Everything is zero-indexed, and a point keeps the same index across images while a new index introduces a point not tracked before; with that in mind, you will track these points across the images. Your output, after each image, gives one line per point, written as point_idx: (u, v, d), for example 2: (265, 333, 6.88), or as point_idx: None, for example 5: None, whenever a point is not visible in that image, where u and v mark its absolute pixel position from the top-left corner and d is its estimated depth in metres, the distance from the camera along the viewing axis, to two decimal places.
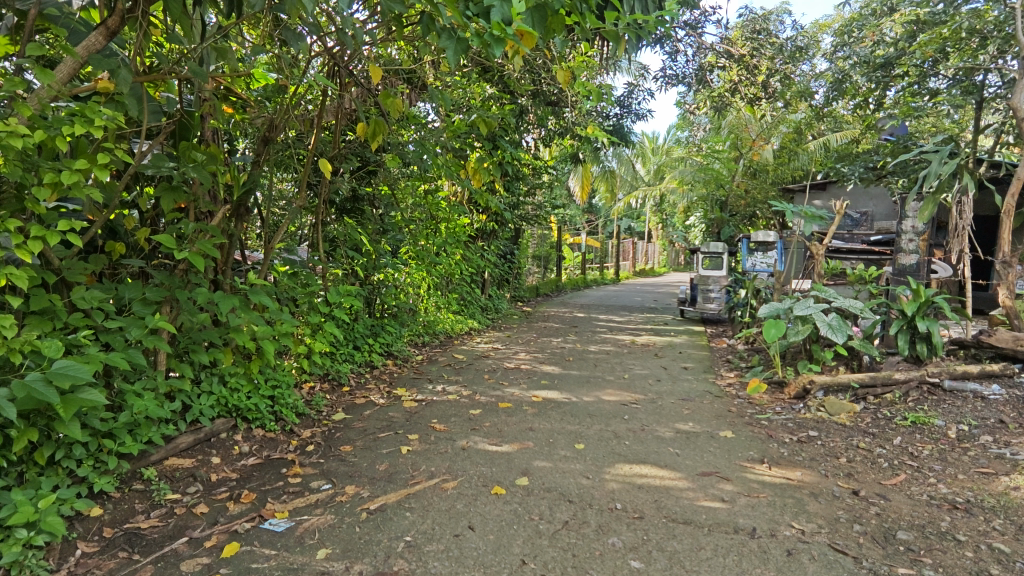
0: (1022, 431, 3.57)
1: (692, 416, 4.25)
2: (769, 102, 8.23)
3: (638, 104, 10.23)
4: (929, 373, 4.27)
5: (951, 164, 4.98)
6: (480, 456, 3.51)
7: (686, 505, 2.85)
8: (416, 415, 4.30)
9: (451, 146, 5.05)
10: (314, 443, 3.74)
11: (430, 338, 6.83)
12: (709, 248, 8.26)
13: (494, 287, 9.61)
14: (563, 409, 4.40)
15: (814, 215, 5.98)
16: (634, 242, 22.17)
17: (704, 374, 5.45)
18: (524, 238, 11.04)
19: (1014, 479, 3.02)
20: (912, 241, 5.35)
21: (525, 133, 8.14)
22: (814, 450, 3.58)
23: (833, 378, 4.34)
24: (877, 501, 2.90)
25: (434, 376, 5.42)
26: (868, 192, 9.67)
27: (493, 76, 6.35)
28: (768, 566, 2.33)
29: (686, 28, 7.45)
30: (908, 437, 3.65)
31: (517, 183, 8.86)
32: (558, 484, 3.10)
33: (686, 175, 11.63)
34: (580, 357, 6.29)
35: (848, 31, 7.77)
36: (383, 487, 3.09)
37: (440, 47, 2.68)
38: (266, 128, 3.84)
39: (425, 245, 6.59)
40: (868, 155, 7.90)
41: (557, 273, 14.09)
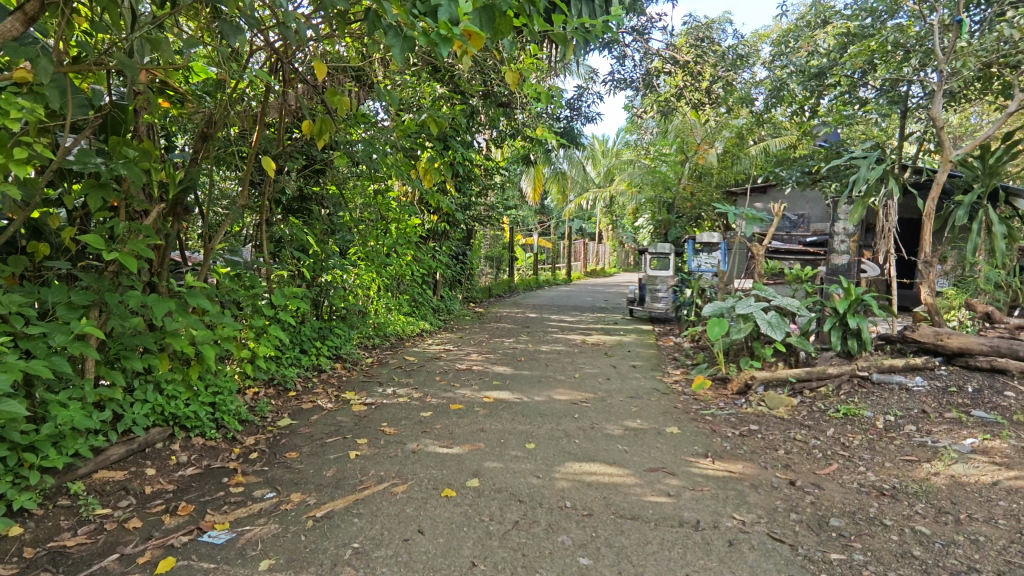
0: (942, 421, 3.81)
1: (640, 413, 4.33)
2: (713, 107, 8.50)
3: (588, 107, 10.40)
4: (859, 367, 4.50)
5: (877, 169, 5.40)
6: (430, 458, 3.48)
7: (633, 501, 2.91)
8: (365, 419, 4.22)
9: (401, 146, 4.97)
10: (258, 451, 3.61)
11: (381, 340, 6.73)
12: (657, 248, 8.48)
13: (445, 288, 9.54)
14: (514, 409, 4.41)
15: (755, 217, 6.19)
16: (585, 243, 22.51)
17: (651, 372, 5.58)
18: (476, 239, 10.99)
19: (934, 465, 3.22)
20: (844, 242, 5.62)
21: (477, 133, 8.10)
22: (755, 443, 3.71)
23: (772, 374, 4.52)
24: (812, 490, 3.04)
25: (385, 378, 5.33)
26: (804, 194, 10.14)
27: (443, 76, 6.28)
28: (711, 557, 2.40)
29: (633, 34, 7.67)
30: (840, 429, 3.84)
31: (469, 183, 8.79)
32: (509, 484, 3.11)
33: (635, 178, 11.87)
34: (531, 357, 6.33)
35: (785, 41, 8.18)
36: (331, 493, 3.02)
37: (386, 45, 2.60)
38: (206, 125, 3.68)
39: (374, 245, 6.49)
40: (804, 160, 8.26)
41: (510, 274, 14.12)
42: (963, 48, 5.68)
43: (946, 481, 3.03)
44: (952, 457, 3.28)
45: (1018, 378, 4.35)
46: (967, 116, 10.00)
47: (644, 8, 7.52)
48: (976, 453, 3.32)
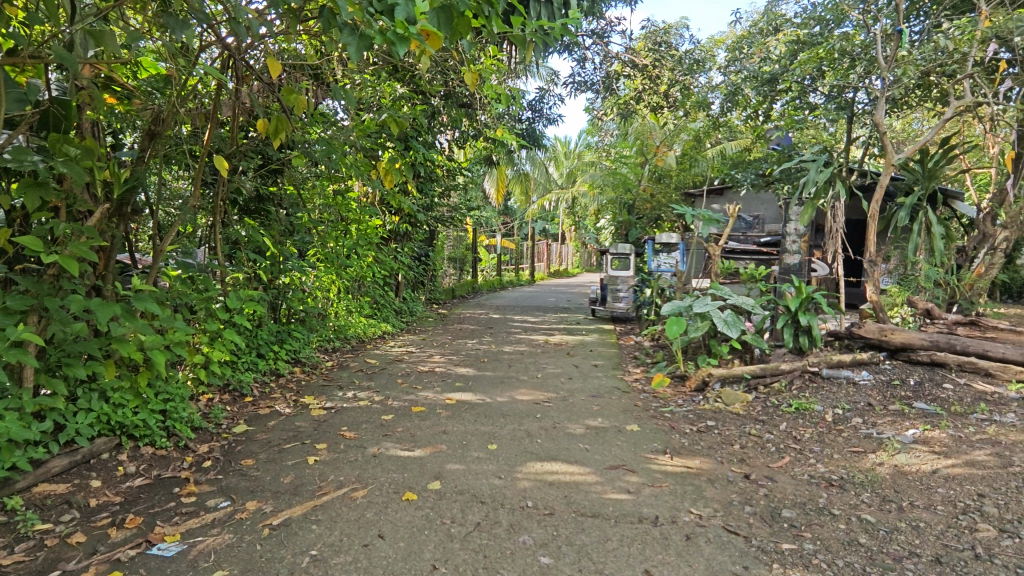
0: (887, 413, 3.97)
1: (601, 412, 4.39)
2: (671, 110, 8.66)
3: (549, 108, 10.48)
4: (810, 363, 4.66)
5: (824, 172, 5.63)
6: (391, 462, 3.44)
7: (594, 499, 2.94)
8: (324, 423, 4.15)
9: (360, 146, 4.90)
10: (212, 458, 3.51)
11: (341, 342, 6.61)
12: (617, 249, 8.53)
13: (408, 290, 9.44)
14: (476, 411, 4.40)
15: (712, 218, 6.32)
16: (548, 243, 22.61)
17: (612, 371, 5.65)
18: (439, 240, 10.91)
19: (879, 456, 3.36)
20: (796, 242, 5.81)
21: (439, 134, 8.06)
22: (711, 439, 3.80)
23: (728, 371, 4.64)
24: (765, 483, 3.13)
25: (345, 382, 5.24)
26: (759, 196, 10.45)
27: (403, 76, 6.22)
28: (669, 552, 2.45)
29: (593, 37, 7.78)
30: (792, 423, 3.97)
31: (431, 184, 8.71)
32: (470, 486, 3.10)
33: (596, 179, 12.00)
34: (494, 358, 6.32)
35: (739, 48, 8.34)
36: (288, 500, 2.95)
37: (341, 42, 2.53)
38: (153, 122, 3.54)
39: (334, 247, 6.38)
40: (759, 163, 8.51)
41: (474, 275, 14.09)
42: (903, 57, 5.94)
43: (890, 470, 3.17)
44: (895, 447, 3.44)
45: (955, 371, 4.60)
46: (908, 121, 10.47)
47: (604, 11, 7.63)
48: (917, 443, 3.48)
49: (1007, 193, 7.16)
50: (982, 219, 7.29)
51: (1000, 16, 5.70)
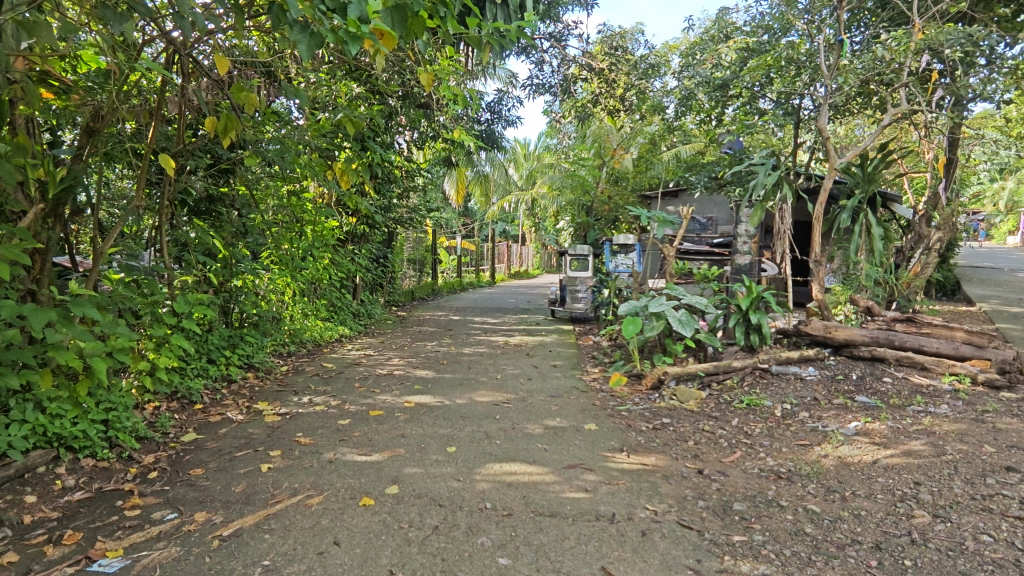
0: (831, 407, 4.14)
1: (559, 411, 4.42)
2: (627, 113, 8.82)
3: (508, 111, 10.52)
4: (760, 360, 4.82)
5: (772, 175, 5.85)
6: (348, 467, 3.38)
7: (552, 498, 2.96)
8: (279, 430, 4.04)
9: (315, 145, 4.80)
10: (158, 469, 3.37)
11: (297, 346, 6.46)
12: (575, 250, 8.59)
13: (366, 292, 9.30)
14: (435, 413, 4.37)
15: (667, 220, 6.43)
16: (509, 245, 22.64)
17: (571, 371, 5.70)
18: (397, 241, 10.78)
19: (823, 448, 3.50)
20: (746, 243, 6.00)
21: (397, 135, 7.98)
22: (667, 436, 3.88)
23: (682, 369, 4.75)
24: (718, 477, 3.22)
25: (300, 387, 5.12)
26: (712, 198, 10.73)
27: (360, 75, 6.13)
28: (625, 548, 2.49)
29: (551, 40, 7.84)
30: (744, 418, 4.09)
31: (389, 185, 8.59)
32: (429, 489, 3.08)
33: (554, 181, 12.05)
34: (453, 360, 6.28)
35: (691, 53, 8.53)
36: (239, 510, 2.86)
37: (291, 40, 2.46)
38: (93, 118, 3.36)
39: (288, 249, 6.23)
40: (711, 166, 8.65)
41: (433, 277, 13.98)
42: (845, 66, 6.19)
43: (834, 462, 3.31)
44: (839, 439, 3.59)
45: (893, 365, 4.80)
46: (851, 128, 10.92)
47: (561, 15, 7.70)
48: (859, 435, 3.64)
49: (941, 196, 7.57)
50: (918, 221, 7.69)
51: (932, 29, 6.02)
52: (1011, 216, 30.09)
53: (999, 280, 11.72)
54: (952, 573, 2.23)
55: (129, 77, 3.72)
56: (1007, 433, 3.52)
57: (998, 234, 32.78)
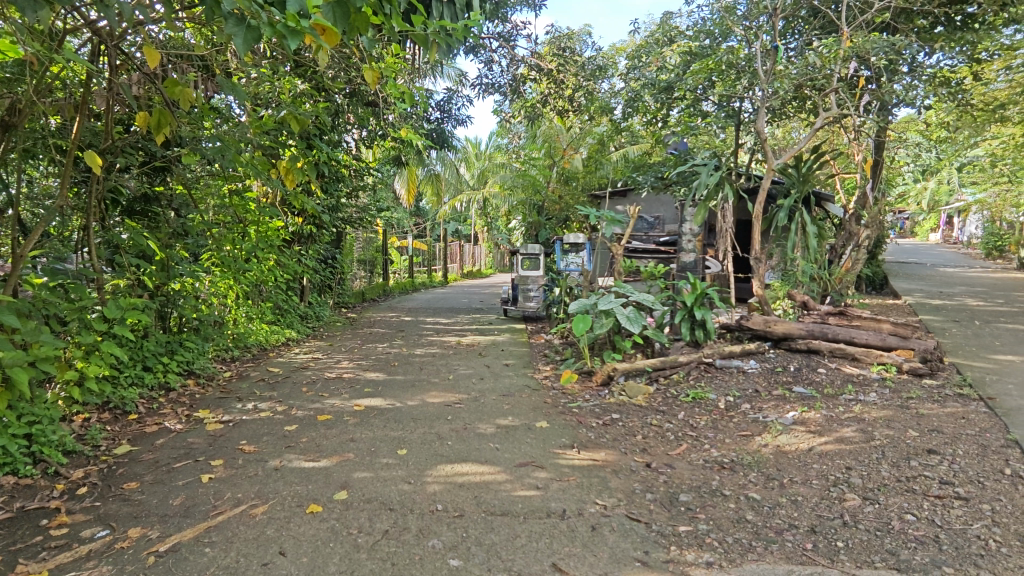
0: (771, 399, 4.31)
1: (511, 411, 4.43)
2: (577, 114, 8.94)
3: (458, 110, 10.44)
4: (705, 355, 4.97)
5: (714, 175, 6.06)
6: (294, 474, 3.29)
7: (503, 497, 2.97)
8: (221, 438, 3.89)
9: (258, 143, 4.64)
10: (88, 485, 3.18)
11: (241, 352, 6.23)
12: (527, 250, 8.61)
13: (314, 294, 9.08)
14: (385, 416, 4.30)
15: (614, 219, 6.45)
16: (461, 245, 22.54)
17: (523, 370, 5.73)
18: (346, 242, 10.56)
19: (764, 438, 3.64)
20: (691, 242, 6.18)
21: (345, 133, 7.81)
22: (616, 431, 3.96)
23: (631, 365, 4.84)
24: (665, 470, 3.30)
25: (245, 394, 4.94)
26: (658, 198, 10.98)
27: (306, 72, 5.98)
28: (575, 543, 2.52)
29: (499, 39, 7.85)
30: (689, 412, 4.21)
31: (337, 184, 8.40)
32: (379, 493, 3.03)
33: (506, 181, 12.08)
34: (405, 361, 6.22)
35: (638, 56, 8.71)
36: (177, 524, 2.74)
37: (225, 33, 2.35)
38: (8, 113, 3.25)
39: (231, 250, 6.00)
40: (658, 166, 8.84)
41: (384, 277, 13.76)
42: (781, 72, 6.47)
43: (772, 451, 3.45)
44: (777, 429, 3.74)
45: (827, 356, 5.03)
46: (788, 130, 11.41)
47: (509, 16, 7.72)
48: (796, 424, 3.81)
49: (869, 196, 8.01)
50: (849, 220, 8.12)
51: (859, 38, 6.36)
52: (933, 215, 32.15)
53: (922, 274, 12.50)
54: (881, 552, 2.37)
55: (50, 68, 3.51)
56: (928, 418, 3.75)
57: (921, 231, 34.95)
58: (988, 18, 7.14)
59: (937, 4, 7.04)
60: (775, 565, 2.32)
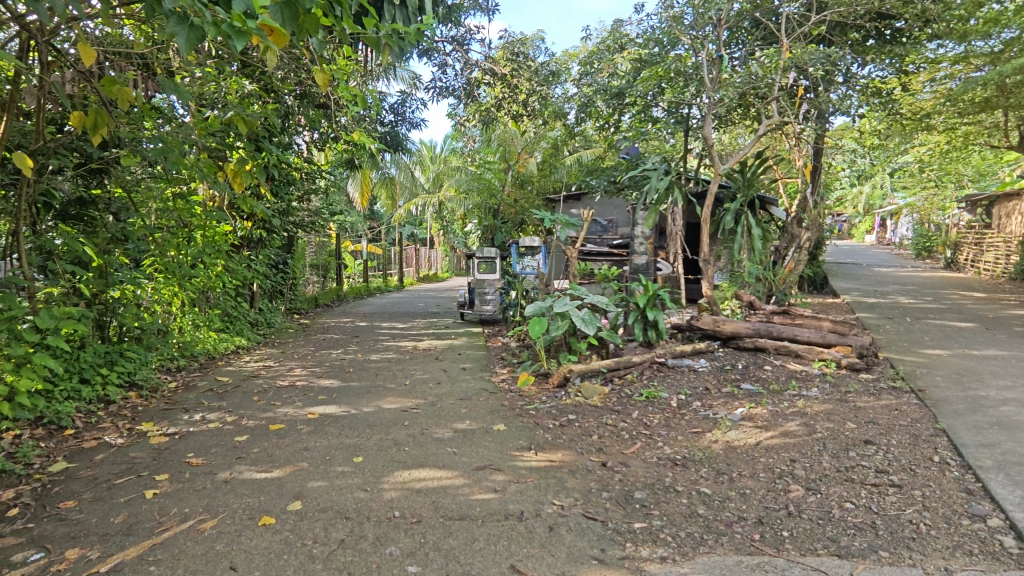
0: (720, 396, 4.46)
1: (468, 414, 4.43)
2: (531, 119, 9.05)
3: (412, 112, 10.38)
4: (657, 354, 5.10)
5: (664, 180, 6.25)
6: (246, 486, 3.19)
7: (461, 501, 2.97)
8: (166, 452, 3.74)
9: (203, 145, 4.51)
10: (20, 505, 3.00)
11: (187, 361, 6.00)
12: (483, 253, 8.64)
13: (264, 300, 8.82)
14: (340, 424, 4.23)
15: (569, 223, 6.62)
16: (417, 249, 22.31)
17: (480, 373, 5.73)
18: (298, 246, 10.29)
19: (714, 434, 3.77)
20: (643, 244, 6.34)
21: (296, 135, 7.63)
22: (573, 432, 4.01)
23: (586, 366, 4.91)
24: (620, 469, 3.36)
25: (191, 404, 4.76)
26: (612, 202, 11.19)
27: (253, 72, 5.83)
28: (533, 544, 2.54)
29: (453, 43, 7.83)
30: (643, 410, 4.31)
31: (288, 187, 8.21)
32: (335, 502, 2.97)
33: (462, 184, 12.05)
34: (360, 367, 6.12)
35: (589, 62, 8.94)
36: (119, 542, 2.62)
37: (167, 32, 2.26)
38: None
39: (175, 255, 5.77)
40: (610, 171, 9.03)
41: (338, 282, 13.48)
42: (726, 80, 6.61)
43: (722, 446, 3.57)
44: (727, 425, 3.87)
45: (773, 354, 5.24)
46: (734, 137, 11.86)
47: (462, 20, 7.72)
48: (744, 420, 3.95)
49: (809, 200, 8.40)
50: (791, 222, 8.47)
51: (797, 49, 6.68)
52: (869, 217, 33.79)
53: (857, 274, 13.14)
54: (823, 540, 2.49)
55: None
56: (865, 410, 3.96)
57: (858, 232, 36.72)
58: (914, 34, 7.61)
59: (868, 19, 7.44)
60: (725, 557, 2.40)
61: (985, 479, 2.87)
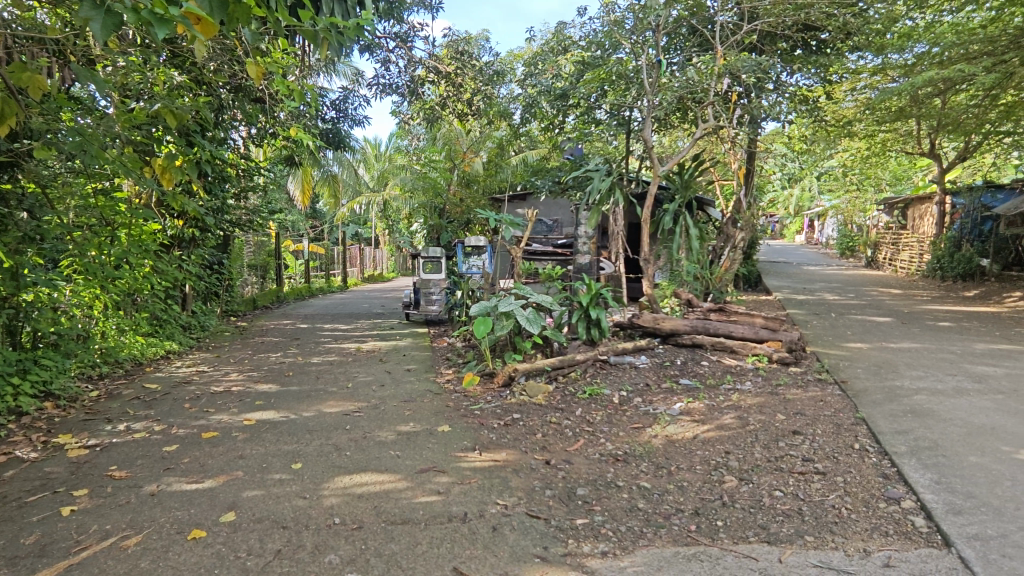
0: (660, 392, 4.59)
1: (412, 416, 4.37)
2: (476, 118, 9.04)
3: (355, 109, 10.11)
4: (600, 352, 5.17)
5: (606, 181, 6.39)
6: (175, 499, 3.03)
7: (404, 505, 2.92)
8: (86, 465, 3.50)
9: (127, 138, 4.23)
10: None
11: (111, 368, 5.65)
12: (428, 253, 8.55)
13: (198, 303, 8.42)
14: (279, 430, 4.09)
15: (513, 222, 6.65)
16: (361, 249, 21.80)
17: (425, 374, 5.67)
18: (234, 246, 9.89)
19: (653, 429, 3.87)
20: (586, 244, 6.41)
21: (232, 129, 7.35)
22: (517, 431, 4.03)
23: (531, 365, 4.93)
24: (563, 466, 3.40)
25: (115, 414, 4.48)
26: (557, 202, 11.30)
27: (182, 62, 5.54)
28: (476, 545, 2.53)
29: (396, 40, 7.70)
30: (586, 408, 4.37)
31: (224, 184, 7.89)
32: (271, 511, 2.87)
33: (407, 183, 11.83)
34: (300, 371, 5.93)
35: (534, 63, 9.03)
36: (30, 566, 2.43)
37: (79, 16, 2.13)
38: None
39: (96, 256, 5.42)
40: (555, 172, 9.16)
41: (278, 283, 13.02)
42: (664, 84, 6.75)
43: (661, 441, 3.67)
44: (666, 420, 3.99)
45: (710, 350, 5.43)
46: (673, 140, 12.22)
47: (405, 17, 7.62)
48: (682, 415, 4.08)
49: (743, 202, 8.75)
50: (727, 223, 8.82)
51: (731, 56, 6.94)
52: (799, 218, 35.46)
53: (788, 273, 13.78)
54: (754, 528, 2.59)
55: None
56: (793, 402, 4.17)
57: (789, 233, 38.58)
58: (837, 46, 8.09)
59: (795, 30, 7.80)
60: (663, 549, 2.47)
61: (900, 464, 3.07)
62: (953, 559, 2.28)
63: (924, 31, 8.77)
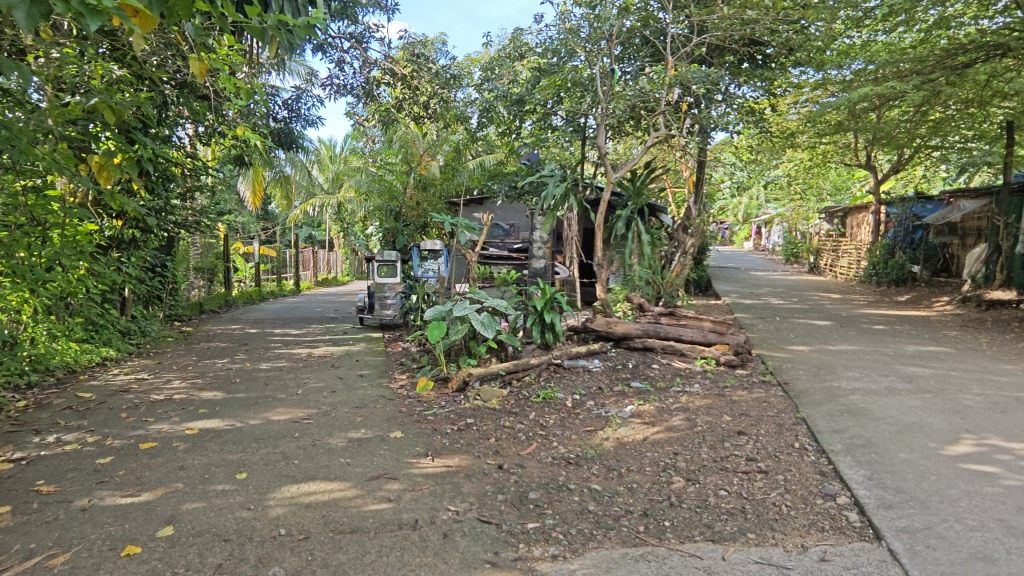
0: (612, 395, 4.66)
1: (364, 423, 4.29)
2: (432, 121, 8.99)
3: (307, 109, 9.89)
4: (554, 356, 5.20)
5: (561, 187, 6.47)
6: (108, 514, 2.88)
7: (353, 514, 2.86)
8: (9, 481, 3.28)
9: (59, 134, 4.00)
10: None
11: (41, 376, 5.34)
12: (383, 256, 8.42)
13: (139, 307, 8.06)
14: (223, 439, 3.94)
15: (468, 226, 6.61)
16: (314, 251, 21.28)
17: (378, 380, 5.58)
18: (179, 248, 9.50)
19: (605, 431, 3.92)
20: (541, 248, 6.28)
21: (177, 126, 7.10)
22: (470, 436, 4.01)
23: (485, 369, 4.91)
24: (516, 470, 3.41)
25: (44, 425, 4.23)
26: (513, 206, 11.38)
27: (123, 55, 5.31)
28: (426, 553, 2.50)
29: (350, 40, 7.59)
30: (540, 411, 4.39)
31: (168, 182, 7.59)
32: (212, 524, 2.76)
33: (363, 185, 11.65)
34: (247, 377, 5.74)
35: (491, 68, 9.03)
36: None
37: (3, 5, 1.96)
38: None
39: (24, 258, 5.10)
40: (511, 176, 9.19)
41: (226, 286, 12.58)
42: (617, 93, 6.86)
43: (613, 443, 3.72)
44: (617, 422, 4.05)
45: (660, 353, 5.55)
46: (627, 147, 12.47)
47: (360, 17, 7.52)
48: (633, 417, 4.15)
49: (692, 210, 9.01)
50: (678, 230, 9.06)
51: (682, 67, 7.13)
52: (748, 224, 36.69)
53: (737, 278, 14.22)
54: (699, 527, 2.66)
55: None
56: (739, 403, 4.30)
57: (738, 239, 39.87)
58: (781, 61, 8.43)
59: (742, 44, 8.10)
60: (612, 550, 2.50)
61: (837, 461, 3.21)
62: (882, 552, 2.39)
63: (860, 49, 9.25)
